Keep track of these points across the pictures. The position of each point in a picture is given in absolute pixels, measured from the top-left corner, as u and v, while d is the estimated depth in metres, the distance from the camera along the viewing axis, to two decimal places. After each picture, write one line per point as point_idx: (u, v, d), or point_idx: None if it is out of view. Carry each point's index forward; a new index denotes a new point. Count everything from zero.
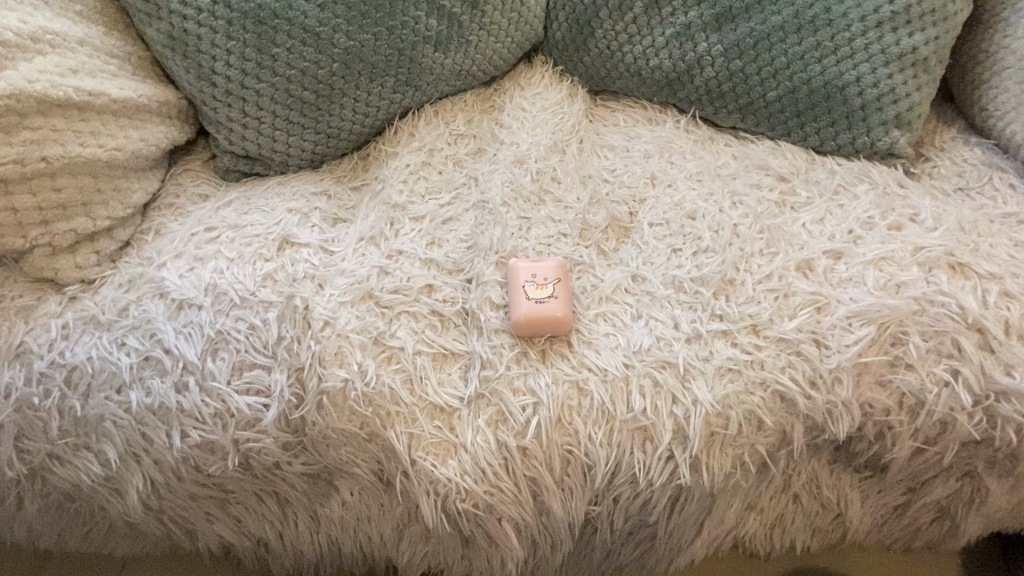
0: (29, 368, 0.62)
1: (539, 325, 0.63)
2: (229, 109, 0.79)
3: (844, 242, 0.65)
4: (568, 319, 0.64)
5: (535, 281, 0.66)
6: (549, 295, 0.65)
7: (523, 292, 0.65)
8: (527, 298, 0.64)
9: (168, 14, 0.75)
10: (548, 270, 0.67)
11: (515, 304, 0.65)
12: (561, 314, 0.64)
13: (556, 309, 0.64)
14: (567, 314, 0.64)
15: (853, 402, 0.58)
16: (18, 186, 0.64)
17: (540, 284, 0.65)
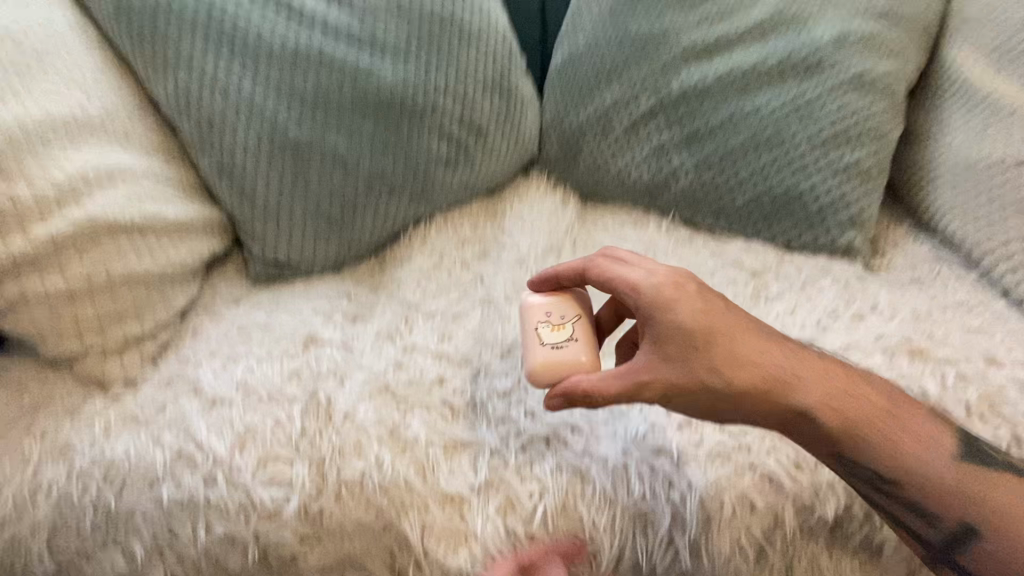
0: (70, 465, 0.66)
1: (558, 368, 0.60)
2: (265, 224, 0.91)
3: (814, 331, 0.73)
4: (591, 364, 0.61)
5: (546, 318, 0.63)
6: (568, 339, 0.62)
7: (541, 334, 0.62)
8: (544, 343, 0.61)
9: (219, 149, 0.88)
10: (562, 306, 0.63)
11: (532, 349, 0.61)
12: (580, 355, 0.61)
13: (575, 351, 0.61)
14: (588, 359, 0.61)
15: (836, 481, 0.62)
16: (83, 298, 0.73)
17: (556, 325, 0.62)
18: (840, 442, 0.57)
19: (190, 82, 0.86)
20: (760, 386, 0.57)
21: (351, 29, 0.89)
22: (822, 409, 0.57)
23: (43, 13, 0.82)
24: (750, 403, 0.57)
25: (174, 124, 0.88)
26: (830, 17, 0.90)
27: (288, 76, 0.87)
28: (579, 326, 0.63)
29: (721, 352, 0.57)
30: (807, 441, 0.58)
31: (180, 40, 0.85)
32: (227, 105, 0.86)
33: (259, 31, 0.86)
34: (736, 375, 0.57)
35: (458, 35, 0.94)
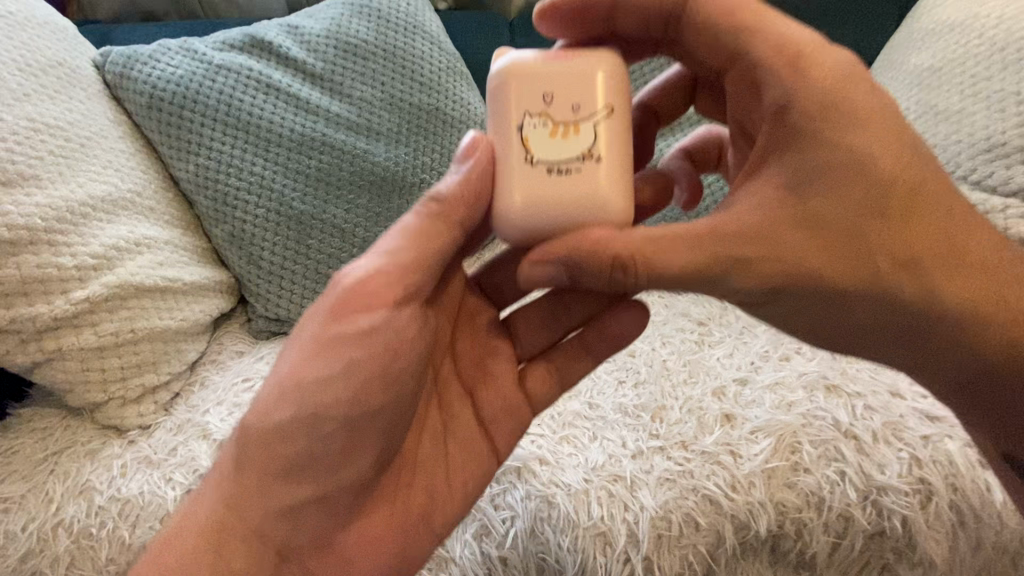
0: (90, 502, 0.75)
1: (561, 183, 0.52)
2: (269, 285, 1.02)
3: (748, 370, 0.84)
4: (622, 211, 0.52)
5: (568, 116, 0.52)
6: (580, 164, 0.52)
7: (532, 133, 0.52)
8: (549, 166, 0.52)
9: (230, 220, 1.00)
10: (575, 94, 0.52)
11: (523, 166, 0.52)
12: (603, 183, 0.52)
13: (588, 169, 0.52)
14: (619, 207, 0.52)
15: (767, 501, 0.72)
16: (110, 351, 0.84)
17: (552, 128, 0.52)
18: (941, 319, 0.57)
19: (209, 164, 0.99)
20: (896, 274, 0.54)
21: (351, 120, 1.05)
22: (963, 302, 0.57)
23: (85, 106, 0.95)
24: (877, 278, 0.54)
25: (193, 199, 1.01)
26: None
27: (294, 158, 1.01)
28: (602, 121, 0.52)
29: (880, 231, 0.53)
30: (894, 323, 0.57)
31: (203, 129, 0.99)
32: (239, 183, 0.99)
33: (271, 122, 1.01)
34: (867, 261, 0.53)
35: (442, 124, 1.10)
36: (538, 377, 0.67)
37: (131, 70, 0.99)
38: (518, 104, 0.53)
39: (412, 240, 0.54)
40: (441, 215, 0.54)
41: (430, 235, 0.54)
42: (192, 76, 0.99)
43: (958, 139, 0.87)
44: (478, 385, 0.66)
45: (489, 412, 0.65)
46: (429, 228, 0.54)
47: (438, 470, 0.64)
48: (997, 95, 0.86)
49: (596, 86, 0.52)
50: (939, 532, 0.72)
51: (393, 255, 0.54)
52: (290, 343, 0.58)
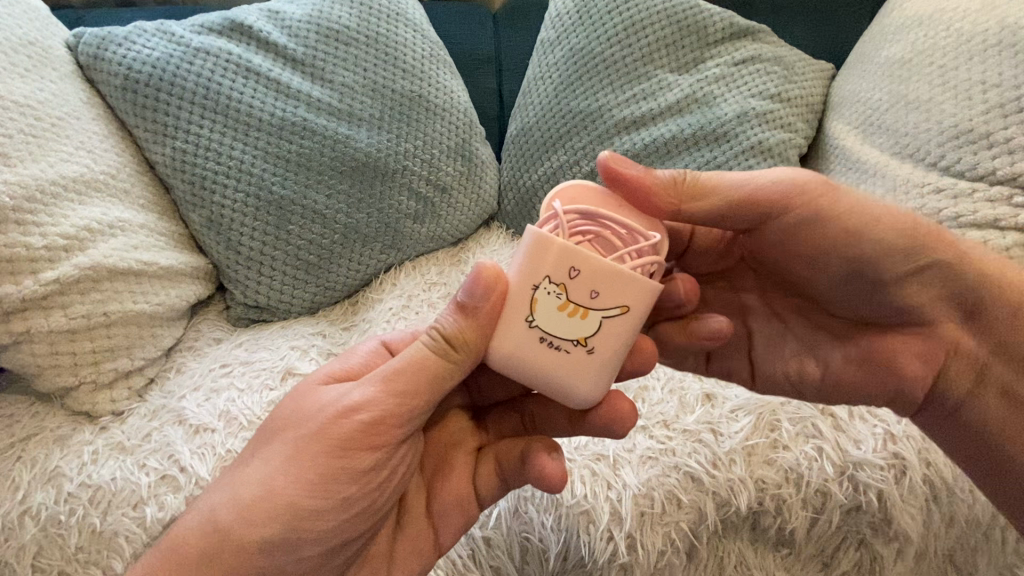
0: (59, 489, 0.73)
1: (545, 354, 0.55)
2: (248, 271, 1.00)
3: None
4: (583, 391, 0.56)
5: (583, 297, 0.54)
6: (570, 344, 0.54)
7: (544, 299, 0.54)
8: (543, 333, 0.54)
9: (208, 204, 0.98)
10: (600, 279, 0.53)
11: (519, 325, 0.54)
12: (578, 369, 0.55)
13: (575, 354, 0.55)
14: (581, 386, 0.55)
15: (747, 478, 0.73)
16: (81, 334, 0.82)
17: (562, 300, 0.53)
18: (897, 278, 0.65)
19: (186, 147, 0.97)
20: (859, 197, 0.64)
21: (332, 105, 1.03)
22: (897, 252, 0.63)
23: (57, 86, 0.92)
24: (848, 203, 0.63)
25: (169, 183, 0.99)
26: (732, 98, 1.07)
27: (274, 143, 1.00)
28: (611, 316, 0.54)
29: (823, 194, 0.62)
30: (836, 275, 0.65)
31: (180, 113, 0.97)
32: (218, 167, 0.97)
33: (251, 106, 0.99)
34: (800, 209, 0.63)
35: (426, 111, 1.09)
36: (486, 472, 0.67)
37: (105, 51, 0.97)
38: (545, 258, 0.54)
39: (413, 380, 0.56)
40: (439, 351, 0.56)
41: (427, 371, 0.56)
42: (169, 58, 0.97)
43: (929, 127, 0.91)
44: (436, 477, 0.67)
45: (441, 507, 0.66)
46: (427, 363, 0.56)
47: (385, 562, 0.64)
48: (963, 84, 0.89)
49: (624, 278, 0.53)
50: (913, 506, 0.73)
51: (397, 398, 0.56)
52: (278, 444, 0.58)
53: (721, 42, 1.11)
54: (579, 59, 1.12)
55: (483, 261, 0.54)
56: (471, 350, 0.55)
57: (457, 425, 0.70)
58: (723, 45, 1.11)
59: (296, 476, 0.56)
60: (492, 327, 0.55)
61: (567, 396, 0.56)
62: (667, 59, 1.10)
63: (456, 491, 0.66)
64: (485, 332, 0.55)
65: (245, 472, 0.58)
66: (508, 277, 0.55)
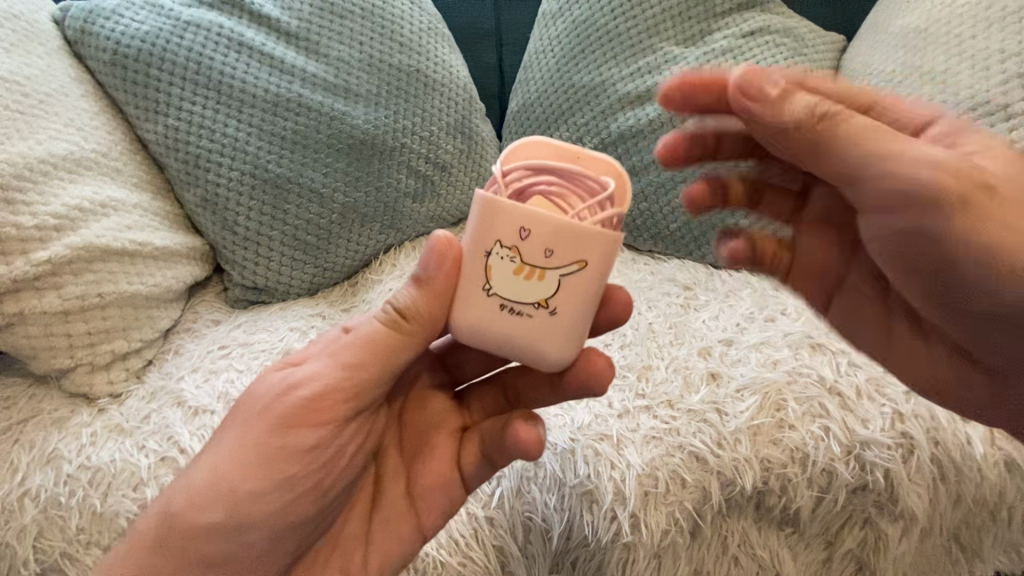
0: (57, 471, 0.73)
1: (505, 318, 0.54)
2: (245, 252, 0.99)
3: (734, 331, 0.84)
4: (550, 346, 0.54)
5: (538, 257, 0.53)
6: (529, 308, 0.54)
7: (499, 264, 0.53)
8: (502, 300, 0.54)
9: (203, 183, 0.96)
10: (551, 235, 0.52)
11: (478, 296, 0.54)
12: (541, 330, 0.54)
13: (539, 317, 0.54)
14: (548, 343, 0.54)
15: (752, 457, 0.72)
16: (76, 316, 0.80)
17: (517, 265, 0.53)
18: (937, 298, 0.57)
19: (179, 125, 0.94)
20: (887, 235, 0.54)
21: (328, 80, 1.00)
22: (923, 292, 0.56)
23: (44, 61, 0.90)
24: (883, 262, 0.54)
25: (162, 162, 0.97)
26: (739, 71, 1.03)
27: (269, 119, 0.97)
28: (570, 272, 0.53)
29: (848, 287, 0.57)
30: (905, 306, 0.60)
31: (171, 89, 0.94)
32: (211, 145, 0.95)
33: (243, 81, 0.96)
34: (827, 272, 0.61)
35: (424, 86, 1.06)
36: (468, 452, 0.65)
37: (93, 24, 0.94)
38: (493, 224, 0.53)
39: (363, 357, 0.58)
40: (396, 325, 0.57)
41: (376, 346, 0.57)
42: (158, 32, 0.94)
43: (944, 99, 0.88)
44: (415, 459, 0.66)
45: (422, 492, 0.65)
46: (381, 340, 0.57)
47: (361, 545, 0.65)
48: (981, 54, 0.86)
49: (583, 234, 0.52)
50: (920, 485, 0.72)
51: (344, 369, 0.58)
52: (236, 428, 0.59)
53: (729, 13, 1.07)
54: (583, 30, 1.08)
55: (434, 237, 0.55)
56: (422, 322, 0.56)
57: (438, 404, 0.68)
58: (732, 16, 1.07)
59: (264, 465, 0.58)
60: (444, 292, 0.55)
61: (538, 361, 0.56)
62: (673, 30, 1.06)
63: (438, 475, 0.64)
64: (439, 303, 0.55)
65: (209, 454, 0.59)
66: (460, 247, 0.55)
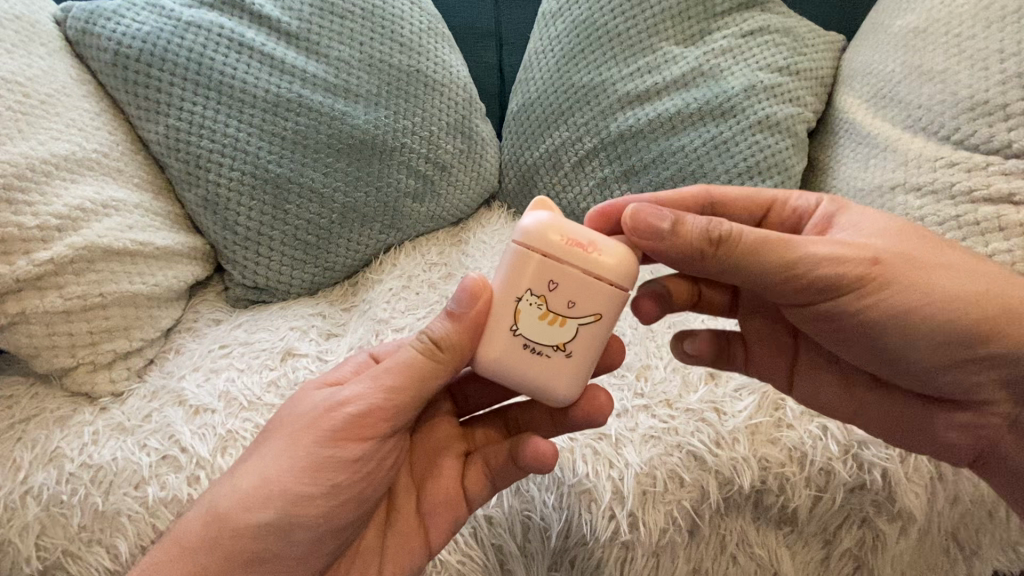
0: (59, 469, 0.73)
1: (526, 357, 0.55)
2: (246, 252, 0.99)
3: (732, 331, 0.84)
4: (562, 389, 0.56)
5: (561, 306, 0.54)
6: (548, 350, 0.55)
7: (526, 309, 0.55)
8: (525, 340, 0.55)
9: (204, 183, 0.96)
10: (576, 289, 0.54)
11: (503, 335, 0.55)
12: (555, 374, 0.56)
13: (554, 360, 0.56)
14: (558, 388, 0.56)
15: (751, 456, 0.72)
16: (78, 315, 0.81)
17: (541, 309, 0.55)
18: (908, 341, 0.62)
19: (180, 125, 0.95)
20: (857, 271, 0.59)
21: (328, 80, 1.01)
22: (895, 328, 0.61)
23: (45, 62, 0.90)
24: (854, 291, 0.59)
25: (163, 162, 0.97)
26: (738, 71, 1.03)
27: (270, 120, 0.97)
28: (587, 322, 0.55)
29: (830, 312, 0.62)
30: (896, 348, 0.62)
31: (172, 89, 0.94)
32: (212, 146, 0.95)
33: (244, 82, 0.96)
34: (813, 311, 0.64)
35: (424, 87, 1.07)
36: (474, 475, 0.67)
37: (94, 25, 0.94)
38: (525, 266, 0.54)
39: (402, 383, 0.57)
40: (427, 353, 0.57)
41: (415, 374, 0.57)
42: (159, 33, 0.94)
43: (944, 99, 0.88)
44: (425, 480, 0.67)
45: (430, 511, 0.66)
46: (418, 368, 0.57)
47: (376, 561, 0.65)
48: (979, 53, 0.86)
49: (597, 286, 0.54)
50: (917, 485, 0.73)
51: (386, 393, 0.57)
52: (262, 448, 0.60)
53: (729, 12, 1.07)
54: (582, 31, 1.09)
55: (469, 276, 0.56)
56: (457, 351, 0.56)
57: (446, 429, 0.70)
58: (732, 15, 1.07)
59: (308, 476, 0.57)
60: (476, 330, 0.56)
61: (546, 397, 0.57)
62: (672, 30, 1.06)
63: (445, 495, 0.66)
64: (470, 338, 0.56)
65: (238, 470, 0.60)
66: (492, 287, 0.56)
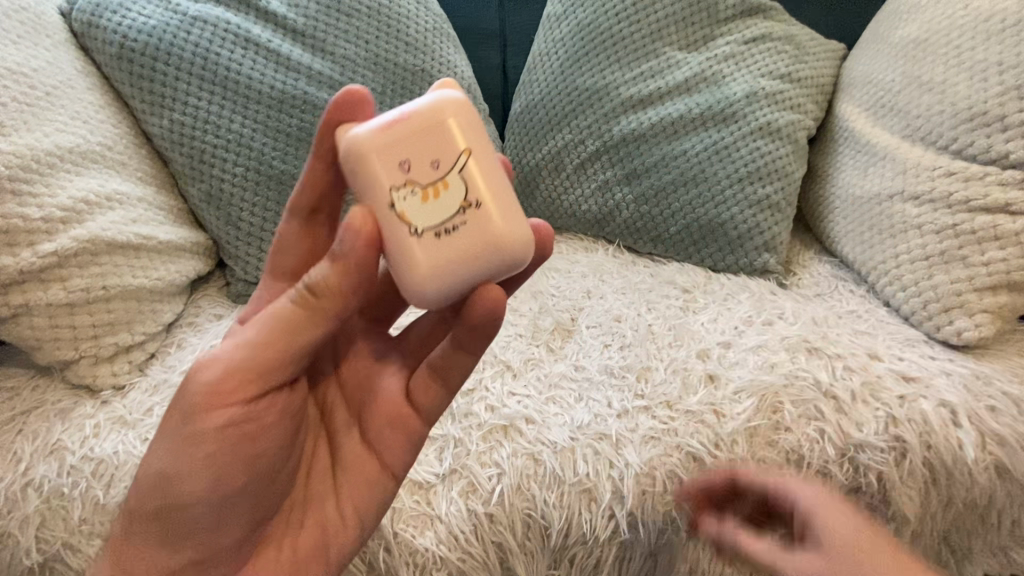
0: (61, 462, 0.73)
1: (444, 254, 0.49)
2: (248, 247, 0.99)
3: (732, 334, 0.86)
4: (513, 236, 0.50)
5: (427, 175, 0.50)
6: (460, 219, 0.50)
7: (407, 204, 0.49)
8: (434, 228, 0.49)
9: (208, 178, 0.96)
10: (412, 150, 0.50)
11: (411, 243, 0.49)
12: (491, 224, 0.50)
13: (473, 216, 0.50)
14: (512, 232, 0.51)
15: (749, 458, 0.73)
16: (81, 308, 0.81)
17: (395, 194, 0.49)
18: None
19: (184, 120, 0.95)
20: None
21: (333, 77, 1.01)
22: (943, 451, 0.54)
23: (51, 53, 0.90)
24: None
25: (167, 157, 0.97)
26: (741, 78, 1.04)
27: (275, 116, 0.97)
28: (462, 165, 0.50)
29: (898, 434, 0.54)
30: None
31: (177, 84, 0.94)
32: (217, 140, 0.95)
33: (249, 77, 0.96)
34: None
35: (428, 86, 1.07)
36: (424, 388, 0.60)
37: (100, 18, 0.94)
38: (374, 173, 0.49)
39: (272, 341, 0.52)
40: (303, 305, 0.50)
41: (289, 326, 0.51)
42: (165, 27, 0.94)
43: (942, 109, 0.90)
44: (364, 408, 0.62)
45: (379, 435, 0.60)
46: (296, 322, 0.51)
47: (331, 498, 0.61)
48: (979, 65, 0.87)
49: (428, 129, 0.50)
50: (912, 488, 0.74)
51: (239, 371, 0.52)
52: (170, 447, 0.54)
53: (732, 19, 1.08)
54: (586, 34, 1.09)
55: (347, 214, 0.48)
56: (338, 302, 0.49)
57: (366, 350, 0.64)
58: (734, 22, 1.08)
59: (190, 462, 0.53)
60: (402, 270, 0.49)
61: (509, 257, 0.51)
62: (676, 36, 1.07)
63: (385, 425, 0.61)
64: (360, 279, 0.49)
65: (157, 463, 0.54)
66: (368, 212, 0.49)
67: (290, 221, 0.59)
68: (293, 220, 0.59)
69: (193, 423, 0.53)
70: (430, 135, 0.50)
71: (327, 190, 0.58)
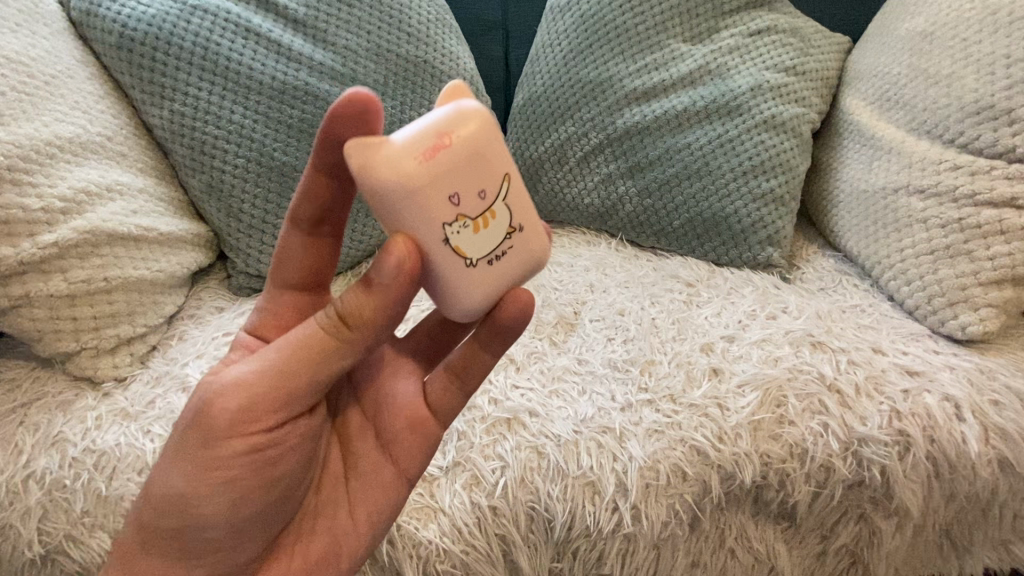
0: (62, 453, 0.73)
1: (491, 285, 0.52)
2: (249, 239, 0.98)
3: (736, 328, 0.85)
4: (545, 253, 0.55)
5: (473, 202, 0.49)
6: (506, 245, 0.52)
7: (457, 237, 0.49)
8: (484, 258, 0.51)
9: (208, 169, 0.95)
10: (458, 176, 0.48)
11: (458, 272, 0.50)
12: (531, 246, 0.53)
13: (514, 242, 0.52)
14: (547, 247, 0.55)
15: (752, 452, 0.73)
16: (81, 299, 0.80)
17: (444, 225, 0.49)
18: None
19: (184, 111, 0.94)
20: None
21: (334, 68, 1.00)
22: None
23: (49, 42, 0.89)
24: None
25: (167, 148, 0.96)
26: (746, 70, 1.04)
27: (276, 107, 0.96)
28: (506, 191, 0.51)
29: None
30: None
31: (177, 74, 0.93)
32: (218, 131, 0.95)
33: (250, 67, 0.95)
34: None
35: (431, 77, 1.06)
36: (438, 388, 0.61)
37: (98, 7, 0.93)
38: (424, 206, 0.48)
39: (296, 365, 0.51)
40: (331, 329, 0.50)
41: (314, 351, 0.50)
42: (165, 16, 0.93)
43: (948, 103, 0.89)
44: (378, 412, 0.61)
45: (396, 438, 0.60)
46: (322, 344, 0.50)
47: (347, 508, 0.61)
48: (986, 58, 0.87)
49: (475, 151, 0.49)
50: (914, 482, 0.74)
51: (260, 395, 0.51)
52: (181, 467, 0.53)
53: (737, 12, 1.07)
54: (590, 26, 1.08)
55: (394, 242, 0.47)
56: (370, 329, 0.49)
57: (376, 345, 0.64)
58: (739, 15, 1.07)
59: (205, 481, 0.52)
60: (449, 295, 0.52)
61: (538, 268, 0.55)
62: (681, 28, 1.07)
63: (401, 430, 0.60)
64: (398, 310, 0.49)
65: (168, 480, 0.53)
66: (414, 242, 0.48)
67: (294, 233, 0.57)
68: (295, 230, 0.57)
69: (212, 442, 0.52)
70: (475, 159, 0.49)
71: (327, 204, 0.55)
